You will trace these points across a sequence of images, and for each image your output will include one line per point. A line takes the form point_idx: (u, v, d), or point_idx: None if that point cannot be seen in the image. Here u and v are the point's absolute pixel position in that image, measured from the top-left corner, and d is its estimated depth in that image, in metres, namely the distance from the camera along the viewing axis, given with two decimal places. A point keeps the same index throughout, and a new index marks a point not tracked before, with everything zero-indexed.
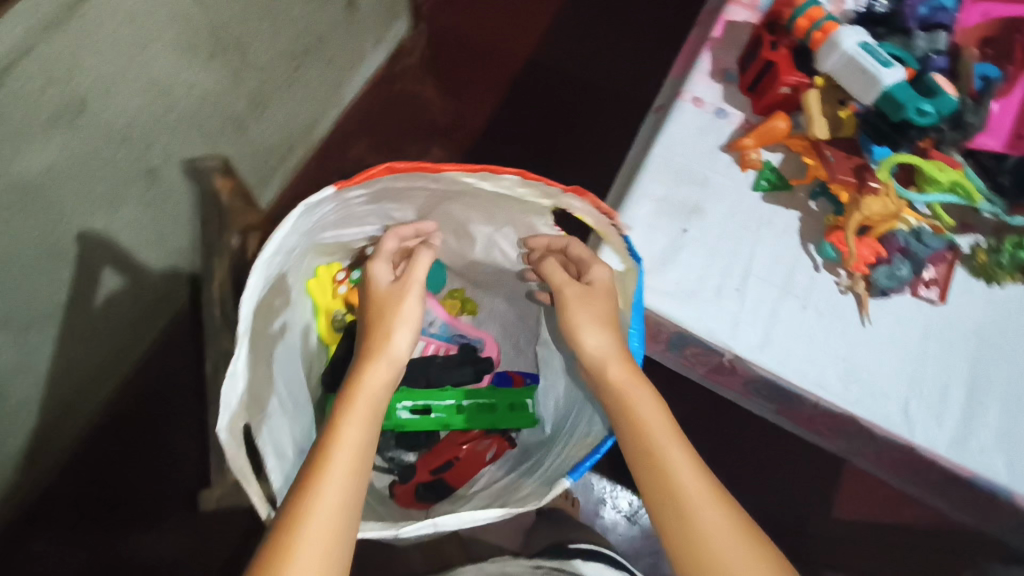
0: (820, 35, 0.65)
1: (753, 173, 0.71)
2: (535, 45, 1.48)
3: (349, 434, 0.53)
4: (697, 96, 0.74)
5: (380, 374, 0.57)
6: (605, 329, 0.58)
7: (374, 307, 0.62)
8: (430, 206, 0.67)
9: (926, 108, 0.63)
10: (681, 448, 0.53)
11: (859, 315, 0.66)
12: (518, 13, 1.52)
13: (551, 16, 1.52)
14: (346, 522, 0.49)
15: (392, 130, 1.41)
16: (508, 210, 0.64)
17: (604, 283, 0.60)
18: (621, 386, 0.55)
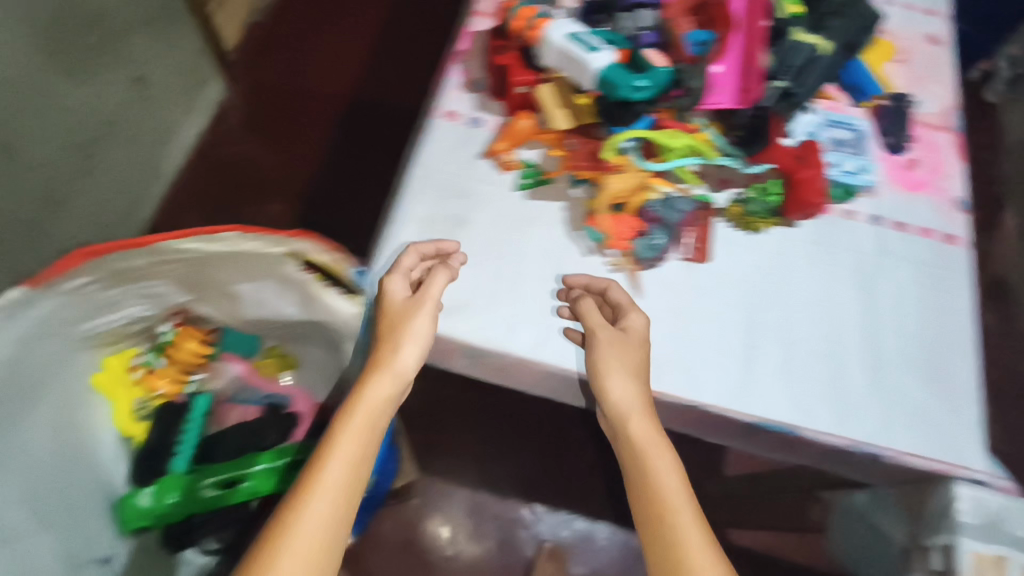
0: (535, 32, 0.66)
1: (515, 174, 0.72)
2: (355, 83, 1.49)
3: (341, 455, 0.52)
4: (451, 110, 0.75)
5: (383, 390, 0.56)
6: (632, 378, 0.58)
7: (384, 322, 0.59)
8: (184, 279, 0.64)
9: (641, 84, 0.63)
10: (682, 494, 0.53)
11: (633, 290, 0.67)
12: (334, 56, 1.52)
13: (368, 53, 1.53)
14: (331, 540, 0.48)
15: (222, 193, 1.37)
16: (256, 268, 0.61)
17: (637, 331, 0.61)
18: (641, 443, 0.56)
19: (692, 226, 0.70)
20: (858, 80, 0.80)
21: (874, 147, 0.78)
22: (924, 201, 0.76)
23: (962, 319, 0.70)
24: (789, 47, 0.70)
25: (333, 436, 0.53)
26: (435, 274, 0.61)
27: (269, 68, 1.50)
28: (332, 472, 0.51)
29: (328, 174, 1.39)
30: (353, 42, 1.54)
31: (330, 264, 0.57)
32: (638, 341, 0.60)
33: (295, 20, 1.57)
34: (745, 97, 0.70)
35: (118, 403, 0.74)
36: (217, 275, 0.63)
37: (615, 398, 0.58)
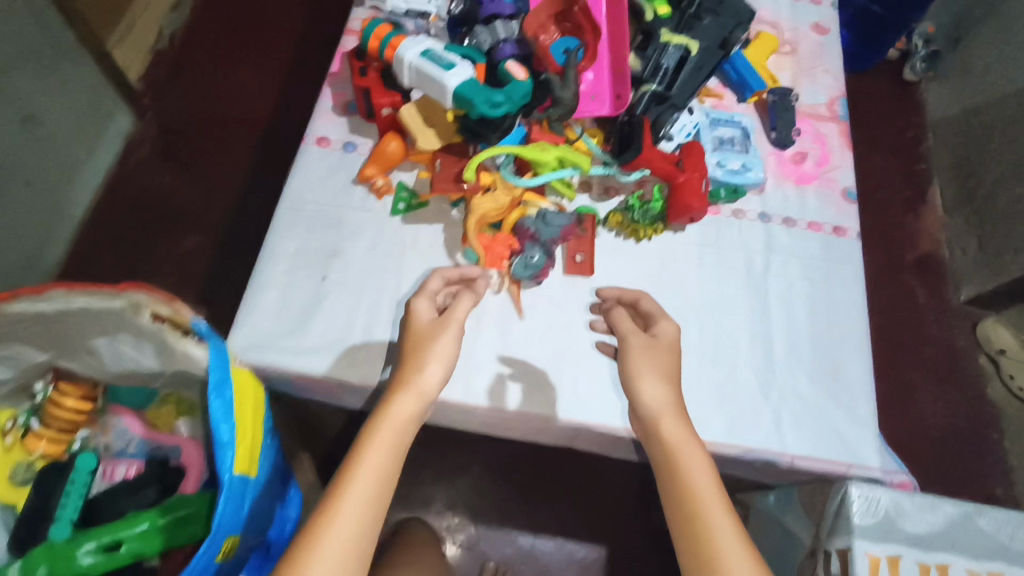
0: (390, 52, 0.64)
1: (390, 199, 0.69)
2: (272, 106, 1.45)
3: (367, 476, 0.50)
4: (322, 136, 0.72)
5: (407, 407, 0.53)
6: (664, 382, 0.55)
7: (412, 340, 0.57)
8: (38, 346, 0.63)
9: (498, 99, 0.61)
10: (715, 492, 0.50)
11: (515, 310, 0.65)
12: (248, 78, 1.48)
13: (284, 72, 1.49)
14: (355, 555, 0.47)
15: (135, 229, 1.32)
16: (102, 330, 0.59)
17: (669, 338, 0.58)
18: (674, 444, 0.52)
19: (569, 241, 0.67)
20: (742, 74, 0.78)
21: (762, 143, 0.77)
22: (812, 194, 0.75)
23: (854, 312, 0.69)
24: (661, 50, 0.69)
25: (358, 454, 0.51)
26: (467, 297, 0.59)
27: (180, 96, 1.45)
28: (354, 492, 0.49)
29: (249, 202, 1.35)
30: (266, 62, 1.50)
31: (170, 316, 0.55)
32: (670, 349, 0.57)
33: (205, 42, 1.51)
34: (620, 104, 0.69)
35: None
36: (67, 338, 0.61)
37: (649, 400, 0.54)
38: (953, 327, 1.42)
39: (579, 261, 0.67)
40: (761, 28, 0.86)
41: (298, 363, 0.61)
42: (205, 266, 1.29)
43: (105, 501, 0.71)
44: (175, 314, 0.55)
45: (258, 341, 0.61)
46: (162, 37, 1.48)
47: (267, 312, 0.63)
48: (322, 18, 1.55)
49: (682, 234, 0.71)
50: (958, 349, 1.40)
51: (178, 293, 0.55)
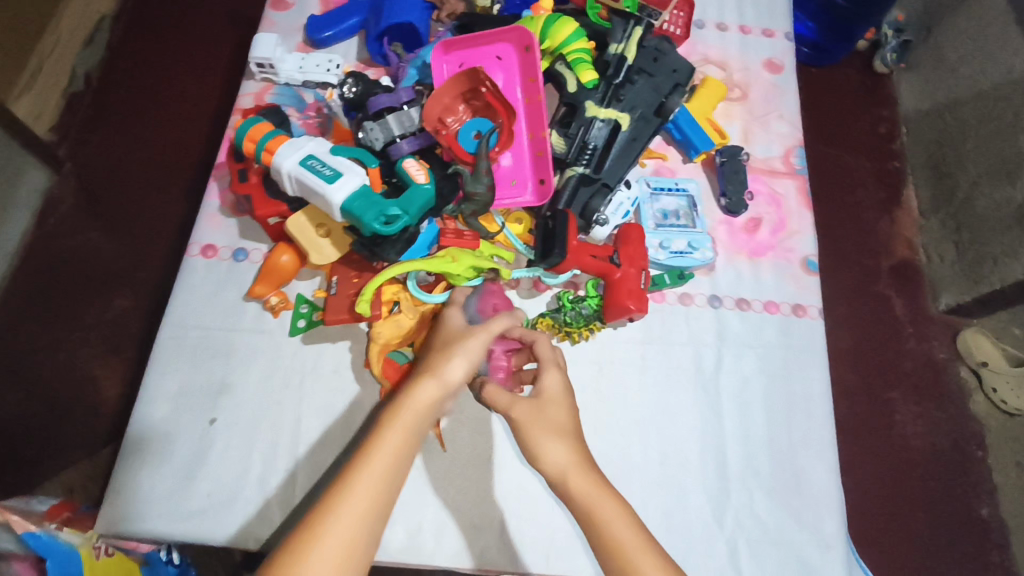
0: (267, 157, 0.55)
1: (288, 315, 0.60)
2: (202, 137, 1.27)
3: (384, 455, 0.42)
4: (208, 243, 0.63)
5: (425, 400, 0.45)
6: (562, 437, 0.46)
7: (440, 343, 0.50)
8: None
9: (393, 213, 0.52)
10: (653, 549, 0.42)
11: (435, 442, 0.57)
12: (172, 106, 1.29)
13: (211, 95, 1.30)
14: (364, 541, 0.39)
15: (59, 299, 1.13)
16: None
17: (555, 390, 0.49)
18: (585, 500, 0.44)
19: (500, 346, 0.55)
20: (686, 134, 0.69)
21: (711, 211, 0.69)
22: (768, 269, 0.67)
23: (817, 408, 0.62)
24: (587, 126, 0.61)
25: (371, 441, 0.42)
26: (512, 314, 0.51)
27: (99, 136, 1.26)
28: (368, 479, 0.40)
29: (181, 247, 1.17)
30: (191, 91, 1.30)
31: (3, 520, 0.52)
32: (561, 398, 0.49)
33: (127, 75, 1.31)
34: (544, 191, 0.60)
35: None
36: None
37: (548, 470, 0.46)
38: (931, 339, 1.14)
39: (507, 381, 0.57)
40: (709, 70, 0.77)
41: (181, 528, 0.53)
42: (138, 329, 1.12)
43: None
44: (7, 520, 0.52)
45: (137, 510, 0.53)
46: (77, 77, 1.29)
47: (146, 472, 0.55)
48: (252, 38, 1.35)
49: (624, 328, 0.63)
50: (938, 364, 1.12)
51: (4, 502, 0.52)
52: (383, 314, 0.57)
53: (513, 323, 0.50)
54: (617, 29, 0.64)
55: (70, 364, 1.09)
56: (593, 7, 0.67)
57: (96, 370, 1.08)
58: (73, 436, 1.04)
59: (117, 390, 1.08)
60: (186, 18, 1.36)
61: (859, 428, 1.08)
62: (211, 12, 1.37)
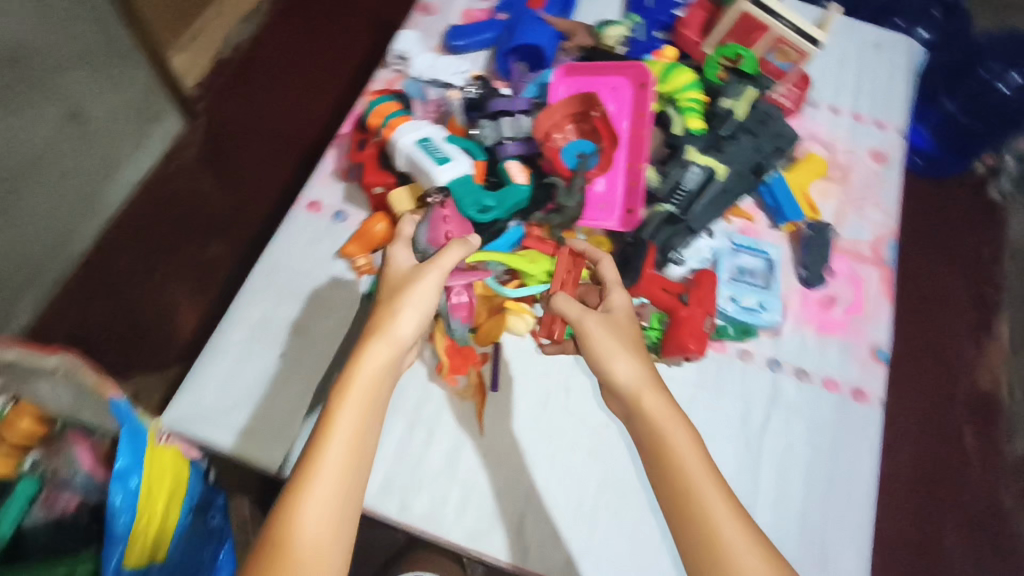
0: (388, 131, 0.61)
1: (369, 279, 0.65)
2: (322, 119, 1.37)
3: (346, 424, 0.42)
4: (315, 199, 0.69)
5: (383, 361, 0.45)
6: (636, 354, 0.49)
7: (385, 291, 0.48)
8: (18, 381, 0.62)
9: (487, 204, 0.58)
10: (695, 442, 0.44)
11: (476, 425, 0.59)
12: (303, 86, 1.41)
13: (340, 85, 1.41)
14: (338, 528, 0.40)
15: (163, 232, 1.25)
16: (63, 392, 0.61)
17: (625, 310, 0.52)
18: (658, 422, 0.45)
19: (450, 295, 0.56)
20: (778, 200, 0.70)
21: (789, 279, 0.70)
22: (834, 347, 0.67)
23: (860, 495, 0.60)
24: (683, 168, 0.63)
25: (330, 415, 0.43)
26: (454, 243, 0.50)
27: (235, 100, 1.39)
28: (335, 459, 0.41)
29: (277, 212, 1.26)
30: (323, 80, 1.42)
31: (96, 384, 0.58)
32: (628, 316, 0.51)
33: (272, 53, 1.45)
34: (629, 219, 0.63)
35: None
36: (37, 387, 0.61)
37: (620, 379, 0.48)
38: (1000, 480, 1.05)
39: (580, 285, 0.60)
40: (812, 146, 0.78)
41: (234, 443, 0.57)
42: (222, 276, 1.21)
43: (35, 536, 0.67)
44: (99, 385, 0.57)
45: (198, 417, 0.58)
46: (229, 46, 1.43)
47: (213, 386, 0.60)
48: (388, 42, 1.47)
49: (678, 367, 0.64)
50: (1004, 508, 1.04)
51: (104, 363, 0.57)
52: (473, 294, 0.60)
53: (462, 252, 0.50)
54: (730, 86, 0.67)
55: (157, 290, 1.19)
56: (711, 67, 0.72)
57: (177, 302, 1.18)
58: (141, 355, 1.13)
59: (189, 324, 1.16)
60: (335, 15, 1.49)
61: (899, 552, 1.01)
62: (358, 12, 1.50)
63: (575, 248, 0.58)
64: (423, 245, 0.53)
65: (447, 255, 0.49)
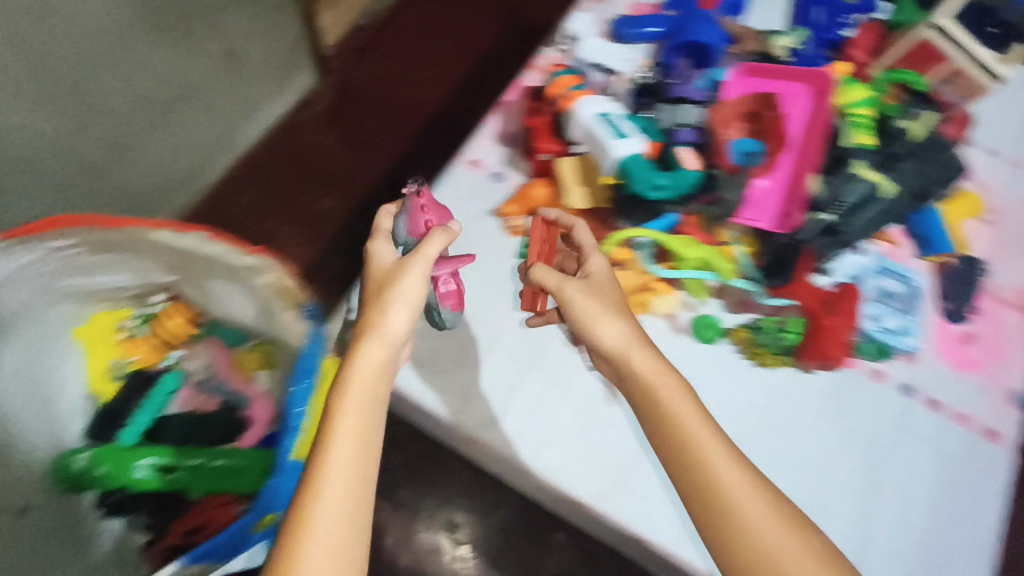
0: (567, 102, 0.63)
1: (521, 240, 0.68)
2: (445, 94, 1.42)
3: (349, 417, 0.49)
4: (476, 158, 0.73)
5: (376, 357, 0.51)
6: (618, 316, 0.55)
7: (373, 284, 0.55)
8: (179, 266, 0.65)
9: (661, 182, 0.60)
10: (683, 390, 0.53)
11: (606, 393, 0.63)
12: (430, 61, 1.47)
13: (466, 65, 1.46)
14: (357, 496, 0.47)
15: (284, 177, 1.32)
16: (227, 281, 0.63)
17: (603, 273, 0.59)
18: (646, 377, 0.53)
19: (437, 284, 0.60)
20: (929, 232, 0.70)
21: (929, 309, 0.68)
22: (969, 384, 0.65)
23: (947, 519, 0.60)
24: (847, 182, 0.64)
25: (334, 411, 0.49)
26: (432, 234, 0.55)
27: (366, 65, 1.46)
28: (343, 443, 0.48)
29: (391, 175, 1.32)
30: (450, 58, 1.47)
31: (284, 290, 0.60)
32: (607, 277, 0.58)
33: (406, 26, 1.51)
34: (785, 223, 0.64)
35: (96, 355, 0.78)
36: (203, 273, 0.64)
37: (608, 343, 0.55)
38: None
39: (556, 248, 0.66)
40: (967, 184, 0.77)
41: None
42: (331, 227, 1.26)
43: (173, 424, 0.77)
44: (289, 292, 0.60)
45: None
46: (368, 14, 1.51)
47: None
48: (517, 31, 1.51)
49: (812, 375, 0.64)
50: None
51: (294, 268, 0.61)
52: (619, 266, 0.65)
53: (445, 242, 0.56)
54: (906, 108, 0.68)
55: (271, 230, 1.26)
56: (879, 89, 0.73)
57: (288, 244, 1.24)
58: None
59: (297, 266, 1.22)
60: None
61: None
62: None
63: (545, 219, 0.63)
64: (403, 237, 0.60)
65: (430, 246, 0.55)
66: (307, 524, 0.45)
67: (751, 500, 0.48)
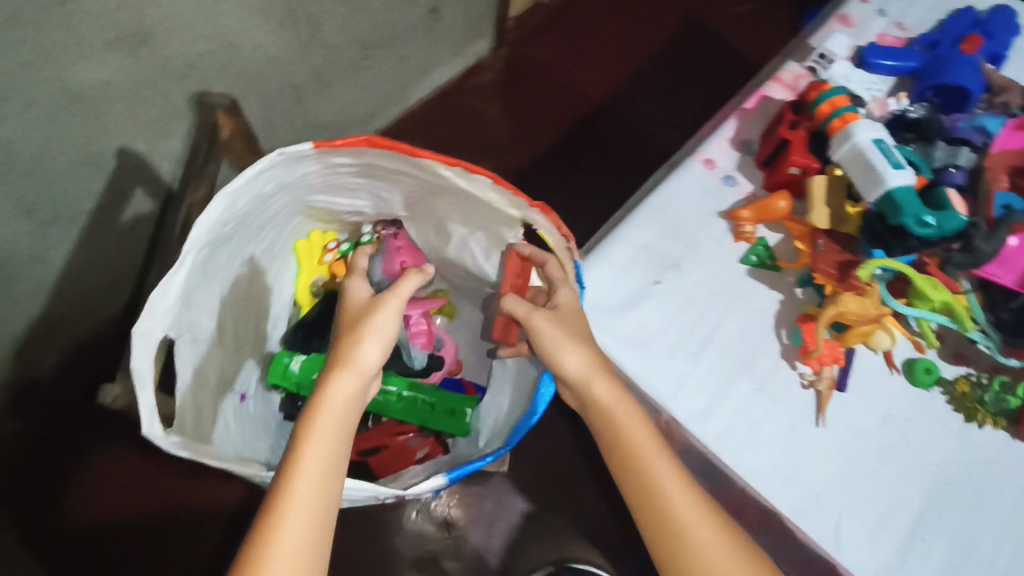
0: (839, 123, 0.65)
1: (745, 247, 0.69)
2: (610, 86, 1.43)
3: (317, 447, 0.49)
4: (711, 158, 0.73)
5: (349, 387, 0.52)
6: (581, 346, 0.57)
7: (350, 317, 0.57)
8: (419, 196, 0.68)
9: (928, 220, 0.61)
10: (644, 418, 0.56)
11: (816, 414, 0.64)
12: (600, 52, 1.47)
13: (634, 62, 1.47)
14: (327, 505, 0.48)
15: (448, 139, 1.35)
16: (482, 216, 0.65)
17: (569, 305, 0.58)
18: (609, 405, 0.56)
19: (412, 323, 0.76)
20: None
21: None
22: None
23: None
24: None
25: (300, 442, 0.49)
26: (406, 276, 0.59)
27: (538, 43, 1.47)
28: (314, 452, 0.49)
29: (551, 156, 1.34)
30: (619, 52, 1.48)
31: (551, 243, 0.59)
32: (574, 308, 0.58)
33: (580, 12, 1.52)
34: None
35: (302, 271, 0.80)
36: (450, 210, 0.67)
37: (571, 372, 0.57)
38: None
39: (661, 255, 0.69)
40: None
41: (609, 343, 0.64)
42: None
43: None
44: (556, 245, 0.59)
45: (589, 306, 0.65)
46: None
47: (602, 285, 0.67)
48: (688, 38, 1.51)
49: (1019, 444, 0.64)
50: None
51: (572, 231, 0.58)
52: (865, 293, 0.63)
53: (417, 283, 0.60)
54: None
55: None
56: None
57: None
58: None
59: None
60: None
61: None
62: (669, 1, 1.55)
63: (520, 255, 0.65)
64: (379, 276, 0.73)
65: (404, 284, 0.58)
66: (271, 544, 0.45)
67: (712, 533, 0.53)
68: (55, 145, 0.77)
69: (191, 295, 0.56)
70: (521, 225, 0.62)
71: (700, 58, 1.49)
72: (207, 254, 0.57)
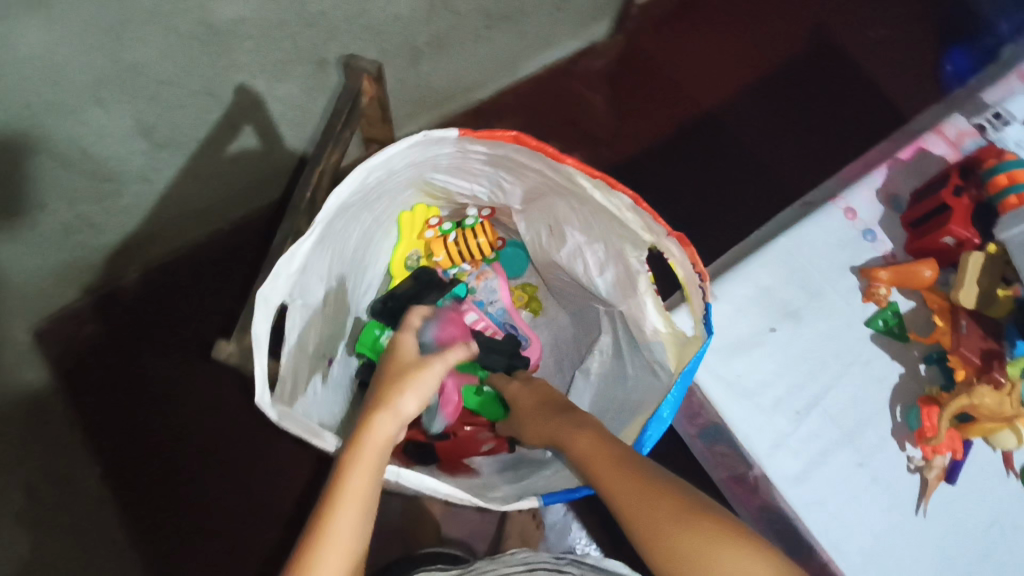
0: (1014, 201, 0.60)
1: (873, 308, 0.65)
2: (724, 94, 1.36)
3: (349, 515, 0.43)
4: (853, 207, 0.68)
5: (386, 435, 0.46)
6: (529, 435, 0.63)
7: (392, 367, 0.52)
8: (539, 193, 0.65)
9: None
10: (607, 439, 0.52)
11: (917, 503, 0.60)
12: (719, 56, 1.40)
13: (754, 73, 1.39)
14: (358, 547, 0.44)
15: (549, 121, 1.31)
16: (606, 229, 0.62)
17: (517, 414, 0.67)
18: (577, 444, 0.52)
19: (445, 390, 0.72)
20: None
21: None
22: None
23: None
24: None
25: (333, 499, 0.44)
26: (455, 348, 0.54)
27: (657, 36, 1.40)
28: (349, 495, 0.44)
29: (649, 157, 1.29)
30: (739, 59, 1.40)
31: (682, 278, 0.54)
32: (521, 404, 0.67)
33: (707, 10, 1.43)
34: None
35: (399, 243, 0.78)
36: (570, 214, 0.64)
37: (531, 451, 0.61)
38: None
39: (783, 302, 0.65)
40: None
41: (712, 387, 0.62)
42: None
43: None
44: (688, 281, 0.54)
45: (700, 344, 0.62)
46: None
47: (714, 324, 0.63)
48: (816, 56, 1.42)
49: None
50: None
51: (708, 272, 0.53)
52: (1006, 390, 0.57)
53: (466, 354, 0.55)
54: None
55: None
56: None
57: None
58: None
59: None
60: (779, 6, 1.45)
61: None
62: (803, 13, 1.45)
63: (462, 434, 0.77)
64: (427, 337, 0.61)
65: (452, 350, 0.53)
66: None
67: (691, 544, 0.43)
68: (181, 75, 0.75)
69: (309, 261, 0.55)
70: (646, 249, 0.59)
71: (825, 81, 1.40)
72: (328, 224, 0.55)
